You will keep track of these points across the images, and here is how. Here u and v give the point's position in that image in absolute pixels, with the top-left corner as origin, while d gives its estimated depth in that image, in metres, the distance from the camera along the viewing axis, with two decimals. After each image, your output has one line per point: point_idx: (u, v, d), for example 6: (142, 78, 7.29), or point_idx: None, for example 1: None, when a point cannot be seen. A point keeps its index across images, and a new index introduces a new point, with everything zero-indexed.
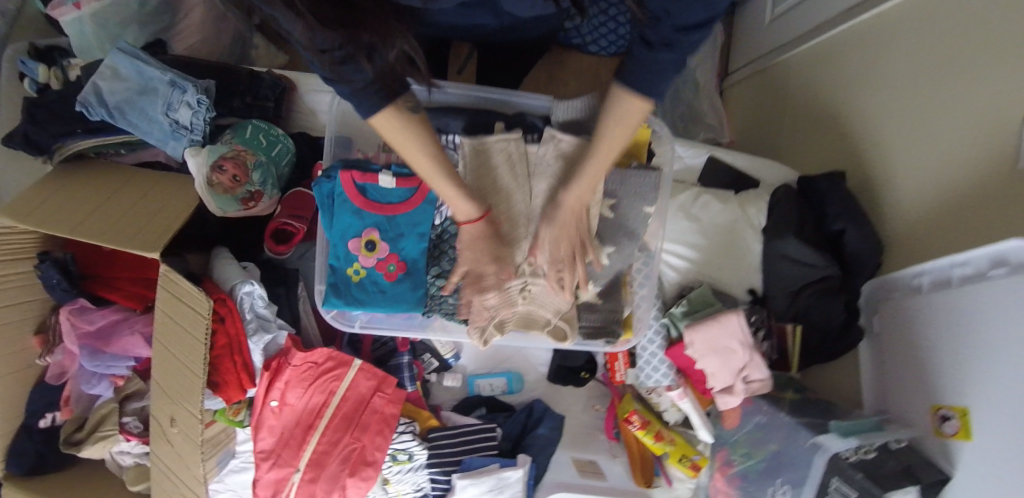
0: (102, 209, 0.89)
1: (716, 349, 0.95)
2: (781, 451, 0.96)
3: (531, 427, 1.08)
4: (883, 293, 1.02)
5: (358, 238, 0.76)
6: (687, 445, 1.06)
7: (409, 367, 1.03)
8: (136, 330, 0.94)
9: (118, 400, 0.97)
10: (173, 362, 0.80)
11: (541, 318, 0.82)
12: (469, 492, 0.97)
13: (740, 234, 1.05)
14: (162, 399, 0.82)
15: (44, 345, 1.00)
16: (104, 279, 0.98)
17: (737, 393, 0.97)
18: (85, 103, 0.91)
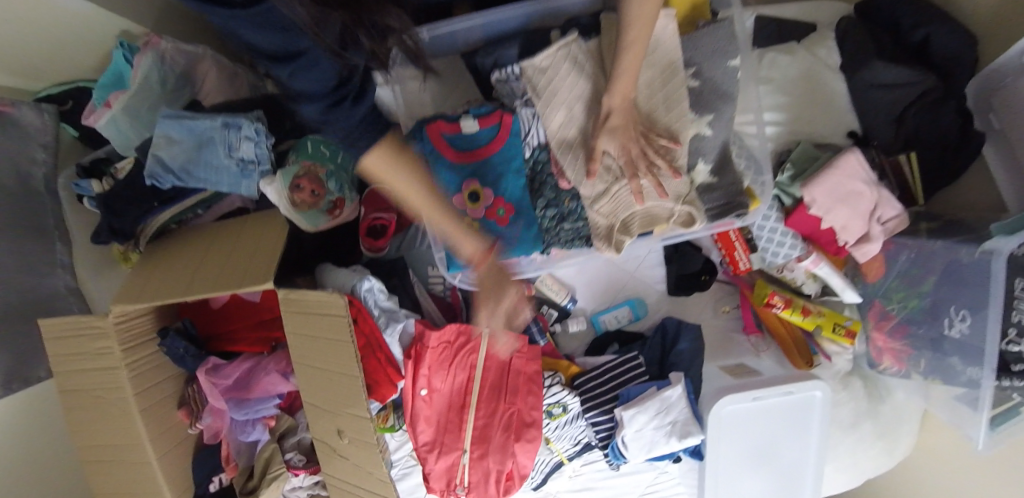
0: (203, 265, 0.91)
1: (841, 198, 0.90)
2: (943, 277, 0.90)
3: (671, 345, 1.04)
4: (992, 84, 0.94)
5: (460, 193, 0.77)
6: (836, 313, 1.02)
7: (534, 322, 1.02)
8: (270, 369, 0.96)
9: (275, 440, 1.01)
10: (326, 374, 0.82)
11: (664, 210, 0.79)
12: (639, 421, 0.95)
13: (819, 78, 1.00)
14: (323, 413, 0.86)
15: (191, 415, 1.02)
16: (223, 335, 1.00)
17: (875, 238, 0.93)
18: (153, 176, 0.92)
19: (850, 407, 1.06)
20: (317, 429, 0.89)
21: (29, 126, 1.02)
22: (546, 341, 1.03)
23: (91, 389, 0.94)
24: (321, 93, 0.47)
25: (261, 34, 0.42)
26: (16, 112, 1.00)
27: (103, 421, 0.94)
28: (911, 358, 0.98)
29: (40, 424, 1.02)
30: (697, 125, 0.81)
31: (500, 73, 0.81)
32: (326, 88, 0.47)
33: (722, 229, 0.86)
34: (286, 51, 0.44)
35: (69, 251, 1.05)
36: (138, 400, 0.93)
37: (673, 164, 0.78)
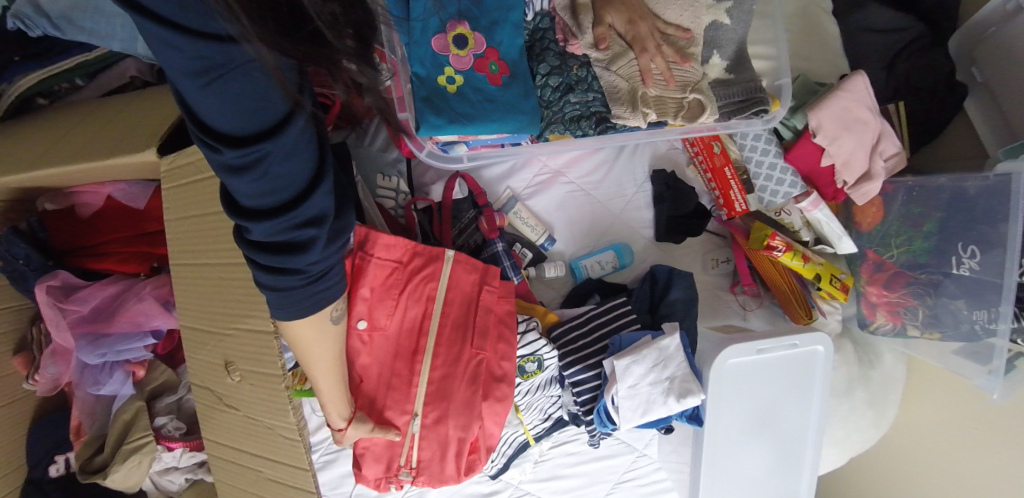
0: (66, 141, 0.66)
1: (846, 124, 0.84)
2: (950, 215, 0.84)
3: (662, 294, 0.90)
4: (974, 36, 0.95)
5: (443, 34, 0.60)
6: (832, 266, 0.94)
7: (506, 256, 0.85)
8: (146, 295, 0.70)
9: (145, 397, 0.73)
10: (224, 276, 0.59)
11: (674, 96, 0.68)
12: (634, 373, 0.79)
13: (817, 18, 0.96)
14: (213, 339, 0.62)
15: (30, 365, 0.71)
16: (87, 249, 0.74)
17: (877, 176, 0.87)
18: (19, 17, 0.67)
19: (845, 373, 0.96)
20: (200, 368, 0.64)
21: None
22: (520, 281, 0.86)
23: None
24: (321, 244, 0.36)
25: (274, 187, 0.31)
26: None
27: None
28: (907, 311, 0.90)
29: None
30: (715, 12, 0.70)
31: None
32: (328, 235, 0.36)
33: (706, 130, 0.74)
34: (299, 214, 0.33)
35: None
36: None
37: (687, 51, 0.69)
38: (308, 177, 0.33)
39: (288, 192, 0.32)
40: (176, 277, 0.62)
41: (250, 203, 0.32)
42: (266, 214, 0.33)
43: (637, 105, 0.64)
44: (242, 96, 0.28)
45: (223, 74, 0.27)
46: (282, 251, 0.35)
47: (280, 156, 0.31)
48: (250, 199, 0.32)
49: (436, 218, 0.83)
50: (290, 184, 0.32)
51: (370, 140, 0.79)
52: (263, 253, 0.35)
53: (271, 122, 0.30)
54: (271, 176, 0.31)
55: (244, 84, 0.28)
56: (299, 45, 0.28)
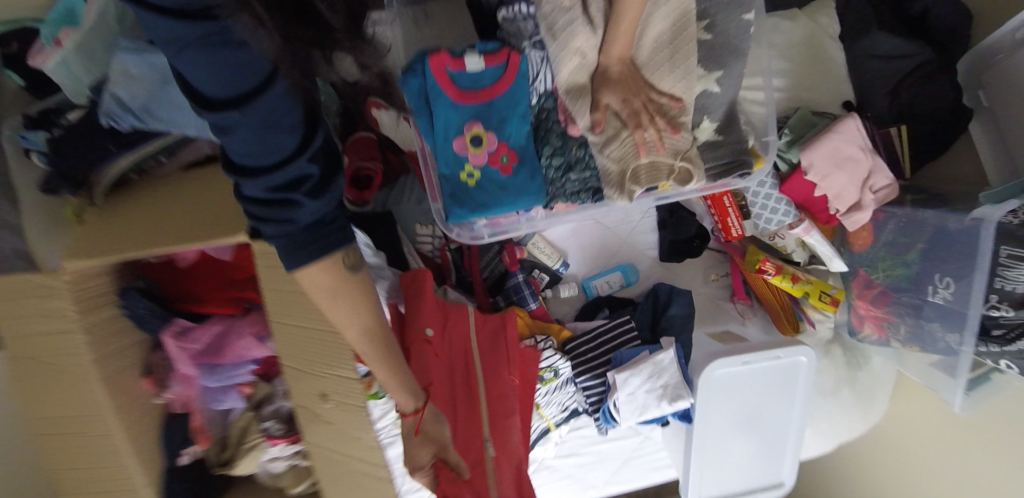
0: (168, 219, 0.83)
1: (838, 162, 0.91)
2: (931, 247, 0.92)
3: (663, 310, 1.04)
4: (982, 61, 0.97)
5: (461, 136, 0.73)
6: (822, 282, 1.03)
7: (526, 285, 1.00)
8: (244, 333, 0.92)
9: (252, 407, 0.97)
10: (312, 335, 0.77)
11: (666, 163, 0.77)
12: (632, 384, 0.95)
13: (822, 47, 1.01)
14: (307, 376, 0.81)
15: (157, 383, 0.94)
16: (190, 296, 0.93)
17: (867, 206, 0.93)
18: (111, 114, 0.84)
19: (832, 374, 1.09)
20: (300, 395, 0.84)
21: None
22: (538, 304, 1.01)
23: (38, 356, 0.85)
24: (313, 201, 0.42)
25: (253, 147, 0.38)
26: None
27: (55, 390, 0.86)
28: (891, 325, 1.01)
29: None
30: (705, 82, 0.78)
31: (507, 10, 0.74)
32: (319, 196, 0.42)
33: (717, 189, 0.84)
34: (286, 175, 0.40)
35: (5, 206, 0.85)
36: (98, 367, 0.86)
37: (679, 120, 0.77)
38: (295, 144, 0.39)
39: (265, 156, 0.38)
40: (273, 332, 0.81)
41: (243, 161, 0.39)
42: (255, 174, 0.39)
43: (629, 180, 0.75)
44: (227, 61, 0.34)
45: (210, 40, 0.33)
46: (271, 210, 0.41)
47: (261, 121, 0.36)
48: (244, 160, 0.39)
49: (466, 255, 0.98)
50: (273, 152, 0.38)
51: (407, 196, 0.94)
52: (255, 211, 0.41)
53: (255, 87, 0.36)
54: (252, 138, 0.37)
55: (227, 52, 0.34)
56: (302, 30, 0.35)
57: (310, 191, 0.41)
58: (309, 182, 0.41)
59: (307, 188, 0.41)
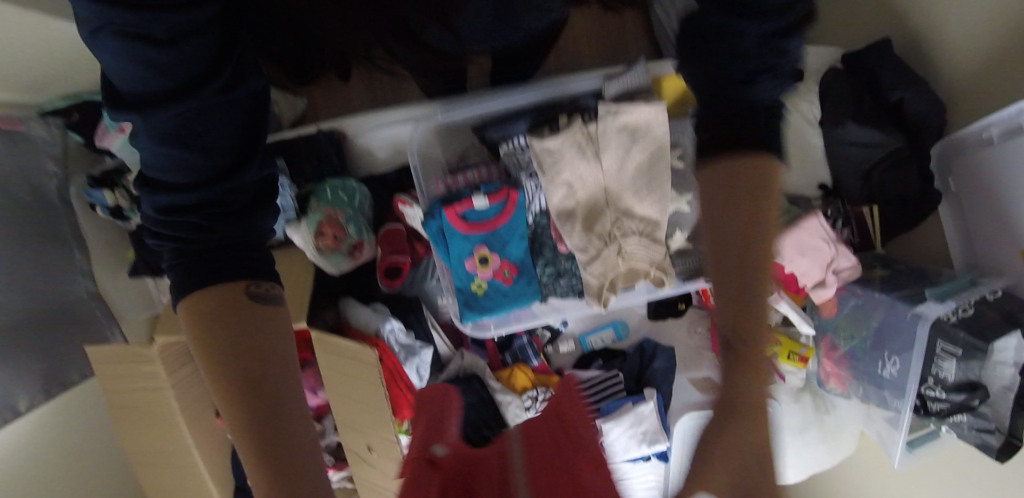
0: None
1: (802, 250, 1.04)
2: (883, 325, 1.05)
3: (648, 363, 1.19)
4: (953, 151, 1.05)
5: (472, 258, 0.89)
6: (792, 342, 1.17)
7: (529, 345, 1.18)
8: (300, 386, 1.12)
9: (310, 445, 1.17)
10: (360, 403, 0.98)
11: (642, 269, 0.90)
12: (617, 432, 1.12)
13: (799, 133, 1.12)
14: (354, 431, 1.03)
15: None
16: None
17: (829, 284, 1.05)
18: None
19: (799, 416, 1.20)
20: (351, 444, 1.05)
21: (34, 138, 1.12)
22: (541, 360, 1.19)
23: (137, 405, 1.08)
24: (202, 221, 0.41)
25: (161, 165, 0.39)
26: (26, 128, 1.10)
27: (152, 429, 1.10)
28: (852, 384, 1.13)
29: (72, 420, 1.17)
30: (677, 202, 0.92)
31: (508, 147, 0.92)
32: (209, 216, 0.41)
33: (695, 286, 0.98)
34: (186, 195, 0.40)
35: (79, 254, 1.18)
36: (183, 413, 1.09)
37: (656, 235, 0.88)
38: (211, 159, 0.39)
39: (172, 172, 0.39)
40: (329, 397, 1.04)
41: (152, 174, 0.40)
42: (155, 191, 0.40)
43: (608, 291, 0.90)
44: (154, 67, 0.35)
45: (119, 43, 0.33)
46: (172, 230, 0.42)
47: (164, 139, 0.37)
48: (154, 175, 0.40)
49: None
50: (179, 174, 0.39)
51: (429, 276, 1.12)
52: (157, 219, 0.42)
53: (168, 89, 0.36)
54: (161, 158, 0.38)
55: (136, 56, 0.34)
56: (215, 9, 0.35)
57: (203, 215, 0.41)
58: (191, 212, 0.41)
59: (192, 217, 0.41)
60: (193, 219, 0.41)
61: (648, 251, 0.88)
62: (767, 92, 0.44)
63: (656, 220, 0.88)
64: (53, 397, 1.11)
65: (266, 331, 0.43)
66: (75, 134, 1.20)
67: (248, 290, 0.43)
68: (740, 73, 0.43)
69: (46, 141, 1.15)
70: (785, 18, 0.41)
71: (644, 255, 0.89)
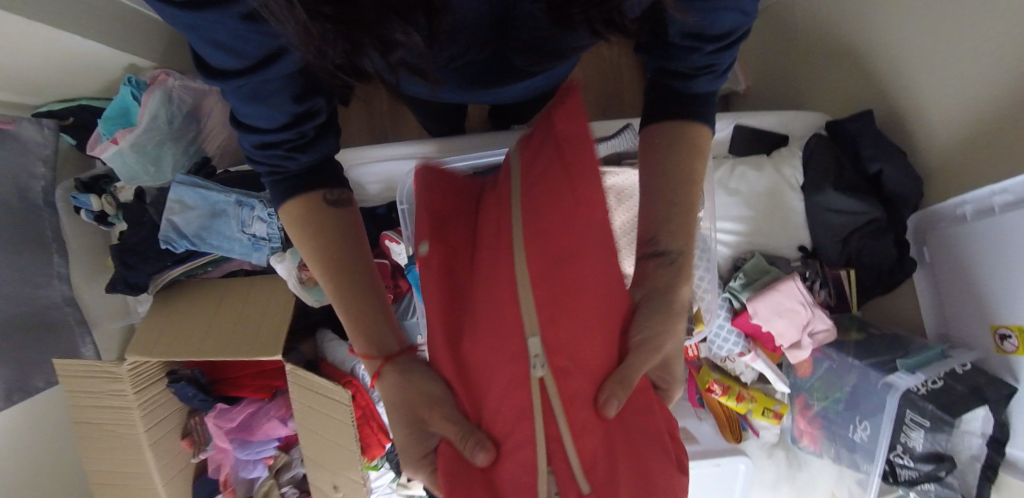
0: (214, 328, 1.02)
1: (780, 311, 1.05)
2: (855, 389, 1.05)
3: None
4: (928, 223, 1.08)
5: None
6: (767, 399, 1.17)
7: None
8: (271, 415, 1.09)
9: (273, 476, 1.12)
10: (333, 443, 0.96)
11: None
12: None
13: (780, 196, 1.14)
14: (323, 468, 1.01)
15: (194, 445, 1.12)
16: (228, 381, 1.12)
17: (805, 347, 1.07)
18: (168, 240, 1.00)
19: (770, 472, 1.20)
20: (319, 481, 1.03)
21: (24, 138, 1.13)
22: None
23: (102, 422, 1.04)
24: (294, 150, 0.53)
25: (247, 112, 0.49)
26: (17, 128, 1.12)
27: (110, 450, 1.05)
28: (825, 443, 1.13)
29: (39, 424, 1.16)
30: None
31: None
32: (298, 143, 0.53)
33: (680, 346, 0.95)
34: (277, 133, 0.51)
35: (57, 258, 1.17)
36: (148, 435, 1.04)
37: None
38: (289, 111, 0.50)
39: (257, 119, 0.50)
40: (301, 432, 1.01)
41: (245, 121, 0.50)
42: (252, 134, 0.51)
43: None
44: (234, 46, 0.43)
45: (208, 28, 0.41)
46: (269, 160, 0.53)
47: (253, 98, 0.47)
48: (247, 121, 0.50)
49: None
50: (266, 120, 0.50)
51: (408, 314, 1.11)
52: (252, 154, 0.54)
53: (251, 64, 0.45)
54: (255, 113, 0.49)
55: (220, 34, 0.41)
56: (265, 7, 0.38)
57: (289, 146, 0.53)
58: (294, 151, 0.53)
59: (297, 156, 0.54)
60: (302, 162, 0.54)
61: None
62: (704, 88, 0.56)
63: None
64: (12, 404, 1.07)
65: (342, 230, 0.56)
66: (68, 136, 1.24)
67: (326, 198, 0.56)
68: (692, 68, 0.54)
69: (39, 142, 1.17)
70: (722, 44, 0.52)
71: None
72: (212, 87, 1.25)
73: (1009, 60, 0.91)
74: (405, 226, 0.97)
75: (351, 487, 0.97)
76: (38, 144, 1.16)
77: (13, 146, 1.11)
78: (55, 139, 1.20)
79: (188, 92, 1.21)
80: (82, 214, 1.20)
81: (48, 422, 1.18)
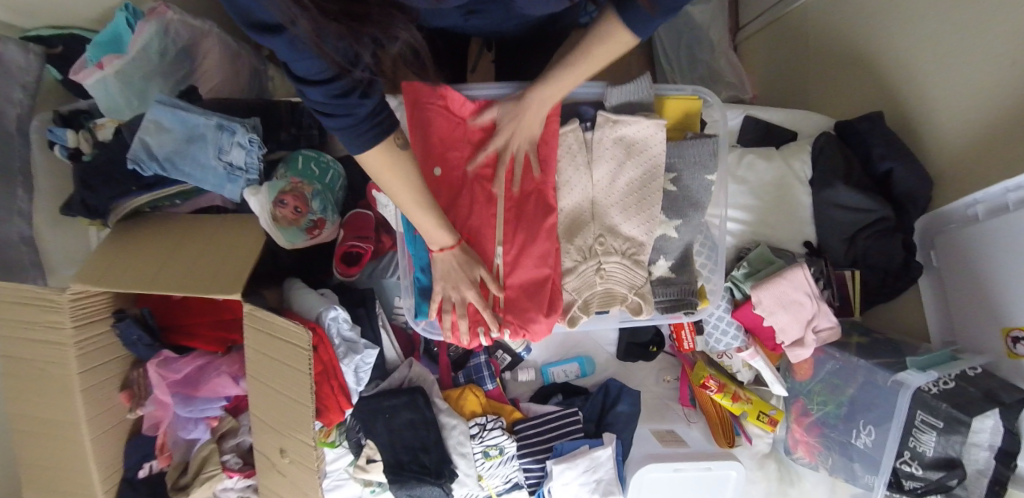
0: (169, 265, 0.92)
1: (784, 304, 0.98)
2: (859, 393, 0.99)
3: (610, 406, 1.11)
4: (937, 226, 1.04)
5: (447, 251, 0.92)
6: (763, 402, 1.09)
7: (486, 366, 1.09)
8: (222, 371, 0.98)
9: (214, 440, 1.01)
10: (284, 398, 0.84)
11: (620, 293, 0.89)
12: (567, 475, 1.01)
13: (789, 189, 1.09)
14: (272, 432, 0.88)
15: (132, 399, 1.00)
16: (179, 329, 1.02)
17: (807, 344, 1.00)
18: (136, 160, 0.92)
19: (762, 487, 1.12)
20: (265, 447, 0.90)
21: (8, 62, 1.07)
22: (495, 386, 1.09)
23: (34, 358, 0.93)
24: (357, 113, 0.57)
25: (326, 108, 0.56)
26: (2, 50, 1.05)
27: (40, 392, 0.94)
28: (821, 453, 1.06)
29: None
30: (665, 227, 0.90)
31: None
32: (359, 112, 0.57)
33: (674, 320, 0.95)
34: (339, 102, 0.55)
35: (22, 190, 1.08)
36: (81, 378, 0.92)
37: (638, 257, 0.88)
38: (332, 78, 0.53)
39: (335, 114, 0.56)
40: (250, 387, 0.89)
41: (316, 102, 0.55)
42: (324, 91, 0.54)
43: (579, 309, 0.88)
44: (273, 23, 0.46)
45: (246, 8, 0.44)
46: (342, 115, 0.57)
47: (334, 91, 0.54)
48: (315, 90, 0.53)
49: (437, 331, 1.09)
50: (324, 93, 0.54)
51: (389, 272, 1.04)
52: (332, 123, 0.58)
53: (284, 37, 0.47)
54: (318, 90, 0.53)
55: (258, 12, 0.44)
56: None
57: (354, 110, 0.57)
58: (364, 98, 0.57)
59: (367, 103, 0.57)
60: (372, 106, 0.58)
61: (631, 277, 0.88)
62: None
63: (637, 239, 0.88)
64: None
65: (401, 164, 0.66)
66: (53, 68, 1.16)
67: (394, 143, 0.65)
68: None
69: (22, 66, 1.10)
70: None
71: (611, 276, 0.88)
72: (212, 27, 1.20)
73: (1008, 66, 0.92)
74: None
75: (301, 452, 0.85)
76: (21, 70, 1.10)
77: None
78: (40, 67, 1.13)
79: (187, 29, 1.16)
80: (55, 148, 1.12)
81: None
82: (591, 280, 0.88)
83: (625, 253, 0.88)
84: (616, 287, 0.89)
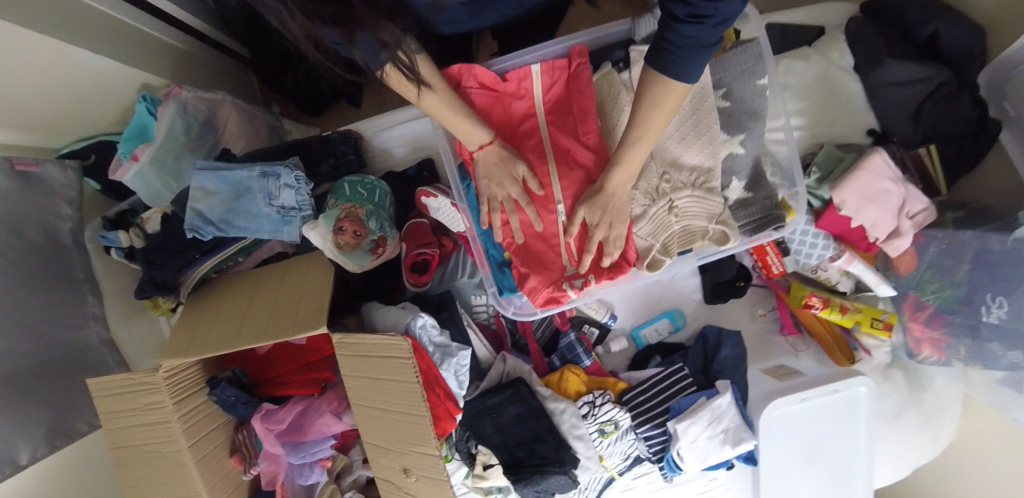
0: (248, 317, 0.92)
1: (870, 196, 0.92)
2: (977, 267, 0.91)
3: (714, 353, 1.07)
4: (1005, 74, 0.96)
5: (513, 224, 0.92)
6: (873, 308, 1.03)
7: (578, 343, 1.06)
8: (323, 410, 0.98)
9: (333, 480, 1.03)
10: (397, 414, 0.83)
11: (699, 227, 0.85)
12: (693, 433, 0.96)
13: (834, 82, 1.04)
14: (391, 454, 0.86)
15: (244, 461, 1.01)
16: (271, 380, 1.02)
17: (906, 232, 0.94)
18: (193, 228, 0.92)
19: (893, 398, 1.05)
20: (389, 472, 0.88)
21: (50, 182, 1.03)
22: (593, 360, 1.06)
23: (143, 443, 0.93)
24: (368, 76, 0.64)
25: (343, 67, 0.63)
26: (41, 170, 1.01)
27: (157, 475, 0.94)
28: (949, 346, 0.98)
29: (79, 477, 1.03)
30: (730, 145, 0.87)
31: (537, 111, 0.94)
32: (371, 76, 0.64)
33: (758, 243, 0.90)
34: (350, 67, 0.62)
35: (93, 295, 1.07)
36: (193, 451, 0.92)
37: (709, 185, 0.85)
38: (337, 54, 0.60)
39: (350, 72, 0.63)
40: (358, 416, 0.88)
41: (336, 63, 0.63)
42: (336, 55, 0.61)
43: (659, 254, 0.84)
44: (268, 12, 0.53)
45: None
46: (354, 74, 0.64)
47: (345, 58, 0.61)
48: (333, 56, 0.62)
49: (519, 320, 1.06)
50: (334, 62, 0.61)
51: (459, 272, 1.03)
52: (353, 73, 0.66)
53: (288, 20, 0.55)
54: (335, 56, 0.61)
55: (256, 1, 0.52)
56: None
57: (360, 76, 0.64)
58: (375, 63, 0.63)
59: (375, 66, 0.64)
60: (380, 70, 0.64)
61: (707, 206, 0.85)
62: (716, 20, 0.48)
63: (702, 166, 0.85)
64: (57, 449, 0.98)
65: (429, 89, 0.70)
66: (92, 181, 1.16)
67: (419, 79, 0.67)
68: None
69: (63, 183, 1.06)
70: None
71: (688, 214, 0.85)
72: (225, 95, 1.24)
73: None
74: (446, 165, 0.92)
75: (425, 466, 0.82)
76: (62, 186, 1.06)
77: (38, 190, 1.01)
78: (79, 180, 1.09)
79: (202, 102, 1.18)
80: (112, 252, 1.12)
81: (87, 475, 1.04)
82: (665, 221, 0.84)
83: (695, 188, 0.85)
84: (695, 222, 0.85)
